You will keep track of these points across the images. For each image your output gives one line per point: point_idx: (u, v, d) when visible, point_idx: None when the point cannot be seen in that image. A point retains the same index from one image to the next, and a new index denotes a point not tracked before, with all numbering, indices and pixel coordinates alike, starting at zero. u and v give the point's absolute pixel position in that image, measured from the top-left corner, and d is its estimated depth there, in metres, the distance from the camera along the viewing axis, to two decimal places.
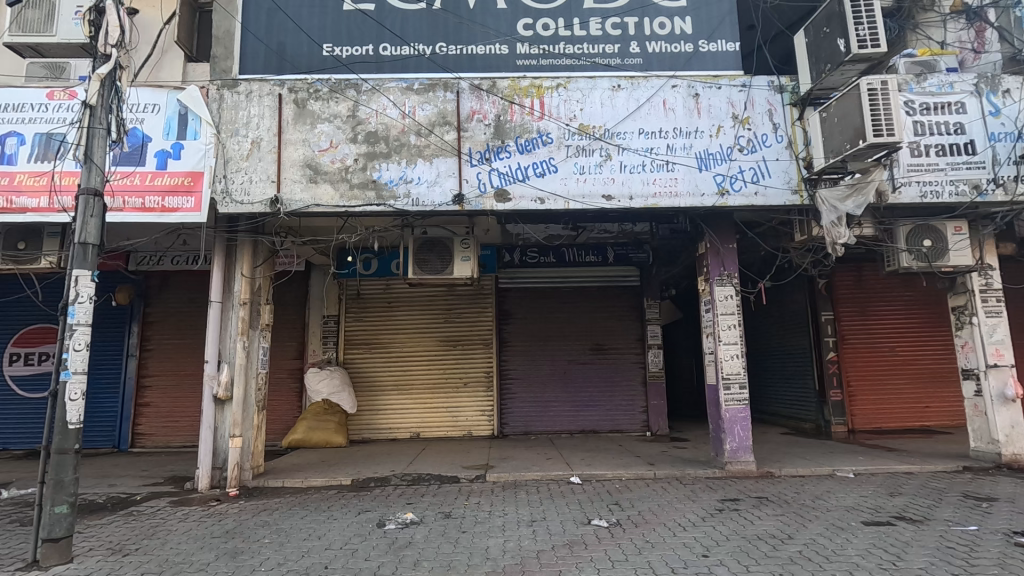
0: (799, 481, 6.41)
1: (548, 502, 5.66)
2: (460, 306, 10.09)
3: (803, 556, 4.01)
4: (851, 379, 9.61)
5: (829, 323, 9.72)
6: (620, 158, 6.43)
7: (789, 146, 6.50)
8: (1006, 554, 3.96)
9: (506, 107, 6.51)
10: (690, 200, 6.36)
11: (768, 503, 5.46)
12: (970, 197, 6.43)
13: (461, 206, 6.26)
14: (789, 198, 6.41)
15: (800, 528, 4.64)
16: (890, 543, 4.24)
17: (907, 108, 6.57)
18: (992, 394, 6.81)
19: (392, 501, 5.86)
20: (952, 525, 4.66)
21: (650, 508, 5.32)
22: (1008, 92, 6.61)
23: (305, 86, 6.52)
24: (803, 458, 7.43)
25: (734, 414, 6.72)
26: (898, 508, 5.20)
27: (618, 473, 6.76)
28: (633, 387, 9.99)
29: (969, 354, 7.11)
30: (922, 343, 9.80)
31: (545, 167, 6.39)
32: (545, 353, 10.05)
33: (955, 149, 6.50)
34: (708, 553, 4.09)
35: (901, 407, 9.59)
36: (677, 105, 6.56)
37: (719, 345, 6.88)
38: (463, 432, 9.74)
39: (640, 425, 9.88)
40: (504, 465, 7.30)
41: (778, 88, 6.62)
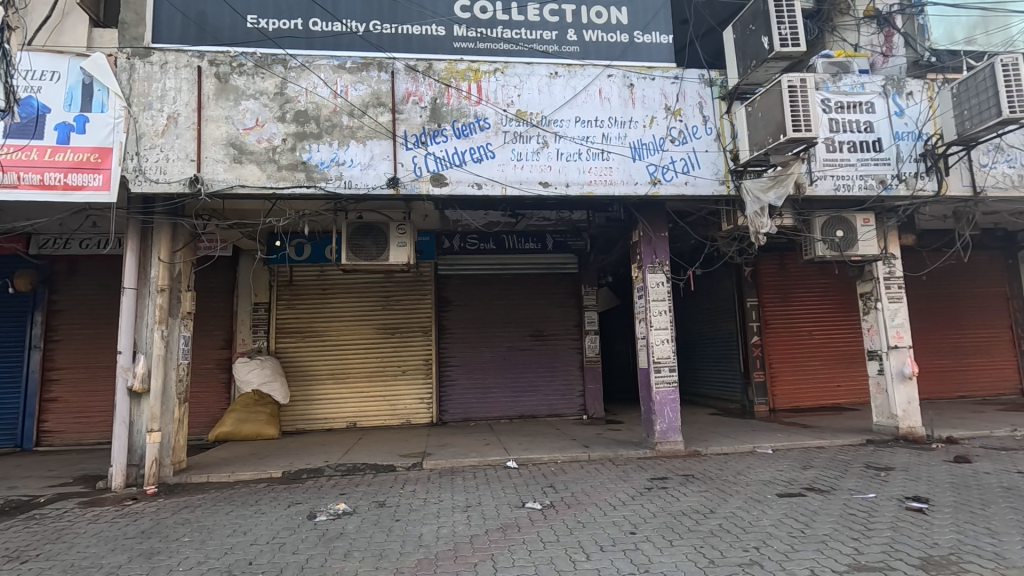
0: (723, 458, 6.76)
1: (483, 487, 5.71)
2: (398, 293, 9.91)
3: (723, 528, 4.25)
4: (773, 361, 10.20)
5: (754, 309, 10.24)
6: (557, 146, 6.47)
7: (718, 138, 6.76)
8: (899, 519, 4.35)
9: (442, 90, 6.39)
10: (624, 189, 6.50)
11: (694, 480, 5.74)
12: (876, 191, 6.93)
13: (396, 189, 6.11)
14: (716, 189, 6.68)
15: (721, 503, 4.90)
16: (801, 513, 4.57)
17: (823, 106, 6.96)
18: (892, 373, 7.41)
19: (325, 492, 5.73)
20: (854, 494, 5.07)
21: (583, 489, 5.47)
22: (911, 94, 7.13)
23: (227, 59, 6.13)
24: (727, 437, 7.85)
25: (664, 396, 7.00)
26: (809, 480, 5.62)
27: (554, 456, 6.90)
28: (571, 372, 10.21)
29: (874, 337, 7.69)
30: (835, 327, 10.55)
31: (482, 153, 6.34)
32: (485, 340, 10.06)
33: (864, 146, 6.97)
34: (636, 530, 4.26)
35: (816, 387, 10.30)
36: (613, 94, 6.66)
37: (651, 330, 7.11)
38: (401, 420, 9.62)
39: (578, 409, 10.12)
40: (441, 453, 7.29)
41: (708, 82, 6.86)
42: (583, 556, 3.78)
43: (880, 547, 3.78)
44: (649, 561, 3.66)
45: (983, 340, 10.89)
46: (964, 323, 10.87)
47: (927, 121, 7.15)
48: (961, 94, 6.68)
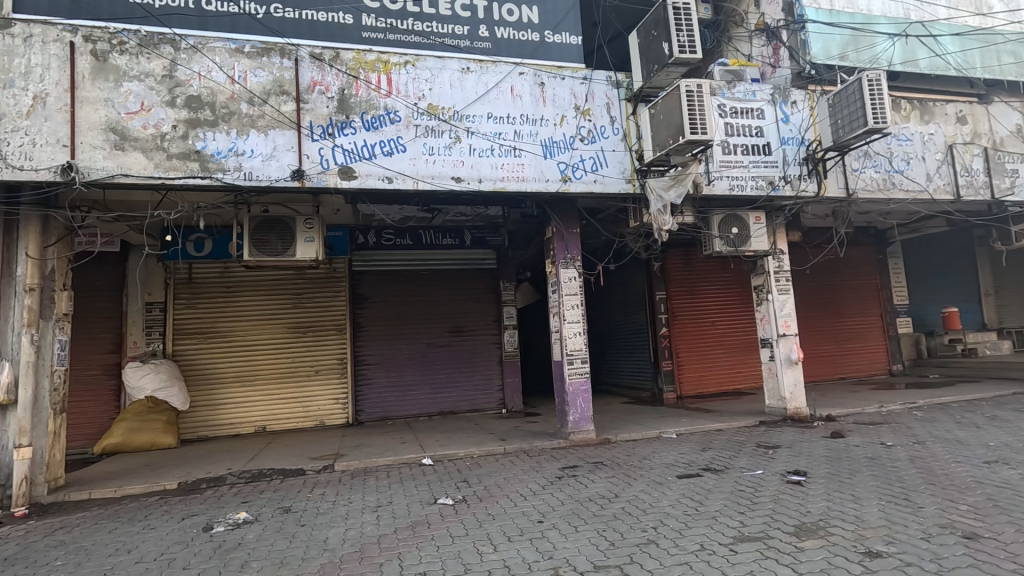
0: (632, 445, 7.07)
1: (397, 485, 5.64)
2: (310, 290, 9.52)
3: (625, 511, 4.46)
4: (680, 351, 10.79)
5: (662, 301, 10.78)
6: (469, 141, 6.47)
7: (624, 139, 7.04)
8: (780, 492, 4.76)
9: (350, 81, 6.20)
10: (536, 186, 6.61)
11: (602, 466, 5.98)
12: (766, 191, 7.51)
13: (301, 182, 5.84)
14: (623, 187, 6.96)
15: (626, 487, 5.14)
16: (697, 492, 4.89)
17: (720, 111, 7.45)
18: (781, 358, 8.07)
19: (225, 502, 5.41)
20: (744, 472, 5.49)
21: (496, 482, 5.53)
22: (795, 102, 7.78)
23: (106, 36, 5.60)
24: (636, 424, 8.23)
25: (577, 387, 7.22)
26: (706, 461, 6.02)
27: (470, 451, 6.92)
28: (490, 366, 10.29)
29: (766, 326, 8.33)
30: (734, 318, 11.34)
31: (392, 146, 6.21)
32: (403, 337, 9.91)
33: (756, 149, 7.53)
34: (543, 518, 4.38)
35: (719, 374, 11.01)
36: (525, 92, 6.76)
37: (564, 324, 7.30)
38: (315, 422, 9.26)
39: (497, 403, 10.23)
40: (354, 453, 7.11)
41: (616, 84, 7.12)
42: (490, 547, 3.84)
43: (762, 519, 4.13)
44: (554, 548, 3.77)
45: (859, 326, 12.13)
46: (844, 311, 12.05)
47: (808, 128, 7.82)
48: (835, 105, 7.38)
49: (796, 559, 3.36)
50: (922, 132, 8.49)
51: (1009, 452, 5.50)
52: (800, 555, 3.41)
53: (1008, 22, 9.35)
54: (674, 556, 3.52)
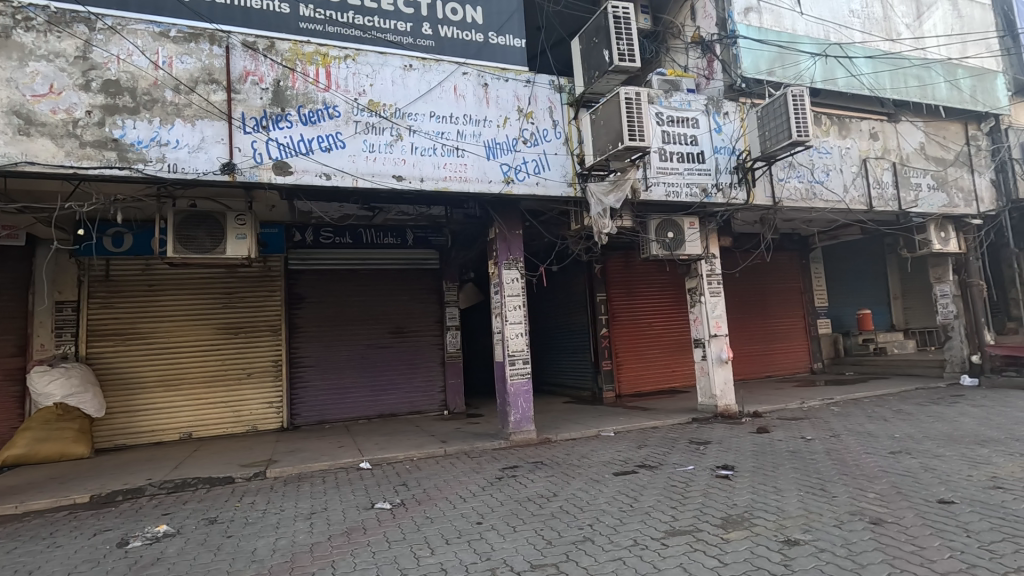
0: (571, 444, 7.19)
1: (332, 491, 5.47)
2: (242, 289, 9.10)
3: (563, 510, 4.52)
4: (619, 351, 11.07)
5: (602, 302, 11.03)
6: (411, 140, 6.38)
7: (566, 142, 7.16)
8: (709, 486, 4.97)
9: (286, 73, 5.97)
10: (478, 186, 6.61)
11: (542, 466, 6.04)
12: (700, 198, 7.83)
13: (231, 176, 5.56)
14: (564, 190, 7.08)
15: (564, 486, 5.22)
16: (632, 488, 5.03)
17: (657, 119, 7.71)
18: (712, 357, 8.43)
19: (143, 515, 5.07)
20: (677, 467, 5.70)
21: (435, 485, 5.48)
22: (727, 114, 8.16)
23: (9, 10, 5.13)
24: (576, 423, 8.37)
25: (518, 387, 7.27)
26: (642, 458, 6.20)
27: (410, 454, 6.82)
28: (432, 368, 10.20)
29: (699, 327, 8.68)
30: (670, 319, 11.77)
31: (331, 142, 6.02)
32: (341, 338, 9.63)
33: (690, 157, 7.84)
34: (482, 519, 4.37)
35: (656, 373, 11.38)
36: (468, 92, 6.74)
37: (506, 325, 7.32)
38: (246, 427, 8.85)
39: (439, 405, 10.14)
40: (288, 459, 6.84)
41: (558, 88, 7.23)
42: (428, 550, 3.80)
43: (692, 513, 4.30)
44: (491, 549, 3.78)
45: (784, 327, 12.87)
46: (771, 313, 12.75)
47: (739, 138, 8.22)
48: (763, 117, 7.82)
49: (721, 550, 3.52)
50: (840, 146, 9.12)
51: (911, 443, 5.99)
52: (726, 546, 3.57)
53: (914, 48, 10.21)
54: (609, 553, 3.60)
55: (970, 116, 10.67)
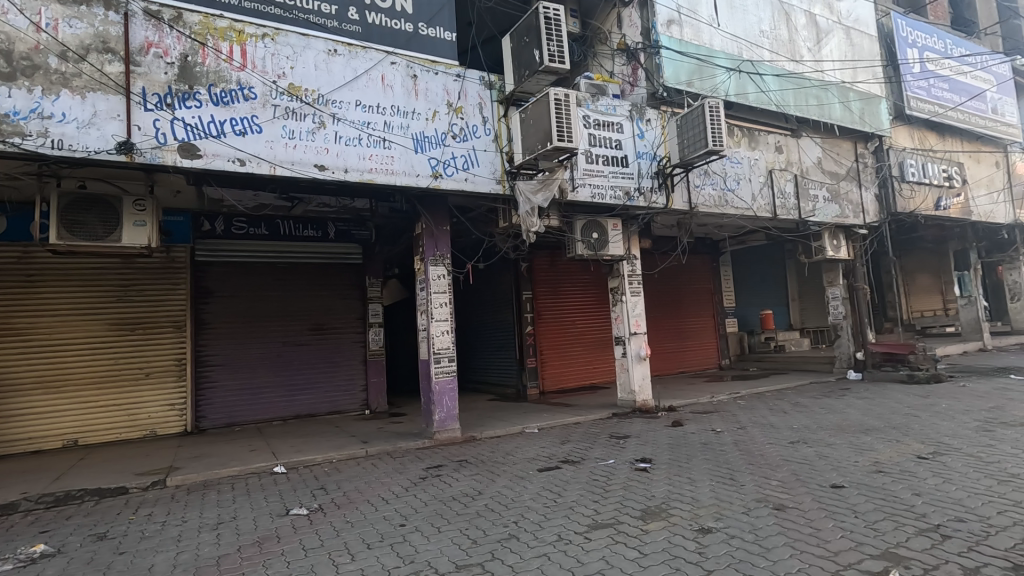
0: (496, 441, 7.19)
1: (243, 498, 5.12)
2: (141, 281, 8.32)
3: (488, 508, 4.51)
4: (544, 348, 11.23)
5: (528, 300, 11.13)
6: (335, 128, 6.09)
7: (495, 140, 7.16)
8: (629, 479, 5.14)
9: (195, 47, 5.51)
10: (405, 180, 6.43)
11: (467, 464, 5.99)
12: (623, 200, 8.10)
13: (129, 157, 5.04)
14: (493, 187, 7.06)
15: (489, 484, 5.21)
16: (556, 484, 5.11)
17: (584, 122, 7.87)
18: (632, 354, 8.75)
19: (16, 534, 4.49)
20: (599, 462, 5.86)
21: (356, 487, 5.28)
22: (649, 120, 8.53)
23: None
24: (501, 421, 8.39)
25: (444, 385, 7.18)
26: (565, 453, 6.32)
27: (328, 456, 6.54)
28: (354, 366, 9.85)
29: (620, 325, 8.96)
30: (592, 318, 12.11)
31: (245, 126, 5.62)
32: (255, 335, 9.07)
33: (615, 161, 8.08)
34: (406, 521, 4.26)
35: (578, 371, 11.65)
36: (396, 82, 6.55)
37: (432, 322, 7.19)
38: (144, 432, 8.11)
39: (360, 405, 9.83)
40: (192, 465, 6.34)
41: (489, 85, 7.20)
42: (347, 556, 3.64)
43: (613, 506, 4.42)
44: (415, 552, 3.69)
45: (697, 326, 13.63)
46: (685, 312, 13.45)
47: (660, 145, 8.59)
48: (683, 126, 8.23)
49: (641, 541, 3.65)
50: (750, 157, 9.78)
51: (807, 433, 6.52)
52: (645, 537, 3.70)
53: (814, 70, 11.13)
54: (534, 549, 3.62)
55: (858, 135, 11.80)
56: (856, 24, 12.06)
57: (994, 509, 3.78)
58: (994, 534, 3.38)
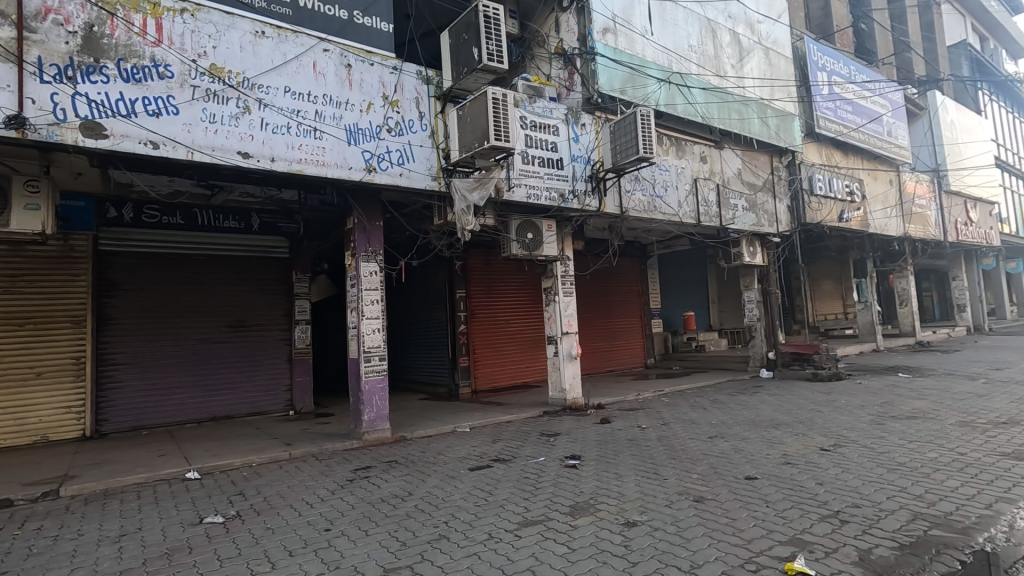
0: (427, 441, 7.10)
1: (150, 507, 4.75)
2: (32, 271, 7.50)
3: (417, 509, 4.44)
4: (476, 347, 11.21)
5: (461, 299, 11.07)
6: (261, 114, 5.78)
7: (432, 136, 7.06)
8: (559, 476, 5.24)
9: (103, 18, 5.05)
10: (337, 172, 6.21)
11: (396, 465, 5.87)
12: (558, 202, 8.23)
13: (20, 133, 4.54)
14: (428, 184, 6.96)
15: (419, 484, 5.13)
16: (487, 483, 5.11)
17: (521, 123, 7.93)
18: (563, 354, 8.90)
19: None
20: (529, 460, 5.92)
21: (278, 492, 5.04)
22: (584, 125, 8.71)
23: None
24: (432, 420, 8.29)
25: (374, 384, 6.99)
26: (496, 452, 6.34)
27: (247, 459, 6.19)
28: (277, 365, 9.41)
29: (552, 324, 9.09)
30: (526, 317, 12.23)
31: (160, 106, 5.22)
32: (166, 331, 8.44)
33: (550, 163, 8.20)
34: (331, 526, 4.11)
35: (510, 369, 11.72)
36: (329, 71, 6.32)
37: (362, 320, 6.98)
38: (33, 437, 7.33)
39: (283, 405, 9.40)
40: (91, 473, 5.80)
41: (426, 80, 7.09)
42: (267, 565, 3.47)
43: (543, 503, 4.49)
44: (340, 556, 3.56)
45: (625, 326, 14.10)
46: (615, 313, 13.88)
47: (594, 150, 8.80)
48: (616, 132, 8.48)
49: (569, 536, 3.72)
50: (677, 165, 10.23)
51: (724, 428, 6.90)
52: (573, 533, 3.78)
53: (736, 86, 11.81)
54: (464, 549, 3.60)
55: (774, 150, 12.64)
56: (774, 45, 12.93)
57: (885, 495, 4.16)
58: (884, 518, 3.72)
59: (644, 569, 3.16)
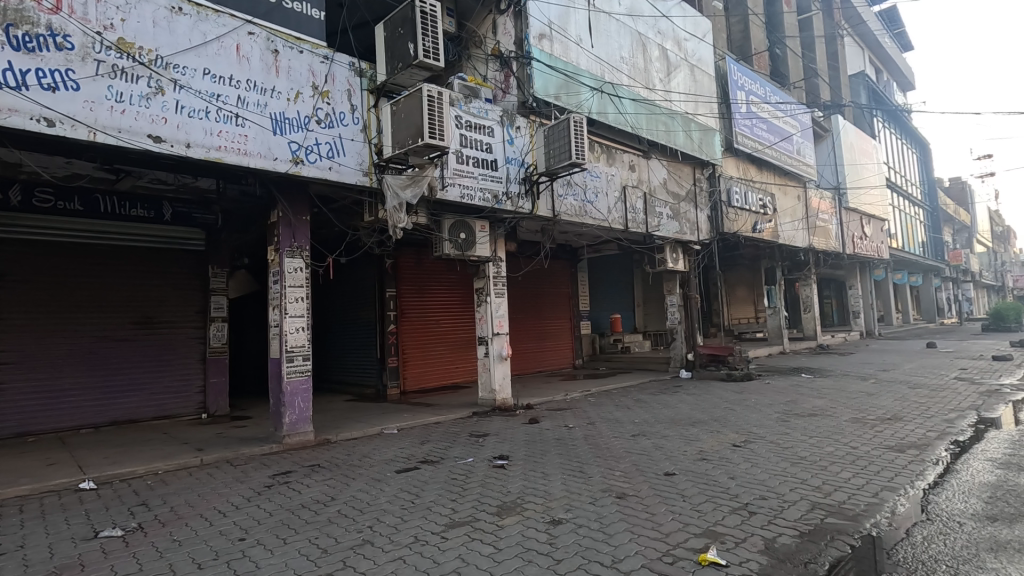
0: (352, 444, 6.89)
1: (35, 522, 4.29)
2: None
3: (340, 514, 4.29)
4: (406, 347, 11.02)
5: (391, 298, 10.84)
6: (176, 96, 5.39)
7: (364, 130, 6.88)
8: (487, 476, 5.25)
9: None
10: (260, 162, 5.90)
11: (319, 469, 5.65)
12: (491, 203, 8.25)
13: None
14: (359, 179, 6.77)
15: (343, 488, 4.97)
16: (414, 485, 5.03)
17: (456, 122, 7.88)
18: (494, 355, 8.93)
19: None
20: (458, 461, 5.89)
21: (187, 501, 4.71)
22: (519, 128, 8.80)
23: None
24: (358, 422, 8.06)
25: (296, 386, 6.69)
26: (424, 453, 6.26)
27: (153, 467, 5.74)
28: (189, 366, 8.81)
29: (483, 325, 9.09)
30: (457, 317, 12.16)
31: (57, 80, 4.73)
32: (60, 328, 7.66)
33: (485, 164, 8.20)
34: (246, 535, 3.89)
35: (440, 370, 11.61)
36: (253, 55, 5.99)
37: (285, 319, 6.67)
38: None
39: (195, 408, 8.82)
40: None
41: (359, 72, 6.92)
42: None
43: (471, 504, 4.48)
44: (255, 567, 3.38)
45: (555, 327, 14.36)
46: (545, 314, 14.10)
47: (528, 153, 8.90)
48: (550, 137, 8.63)
49: (496, 536, 3.74)
50: (607, 172, 10.55)
51: (647, 426, 7.19)
52: (500, 533, 3.80)
53: (663, 99, 12.35)
54: (388, 553, 3.52)
55: (697, 162, 13.33)
56: (699, 63, 13.64)
57: (789, 487, 4.49)
58: (787, 508, 4.02)
59: (568, 566, 3.23)
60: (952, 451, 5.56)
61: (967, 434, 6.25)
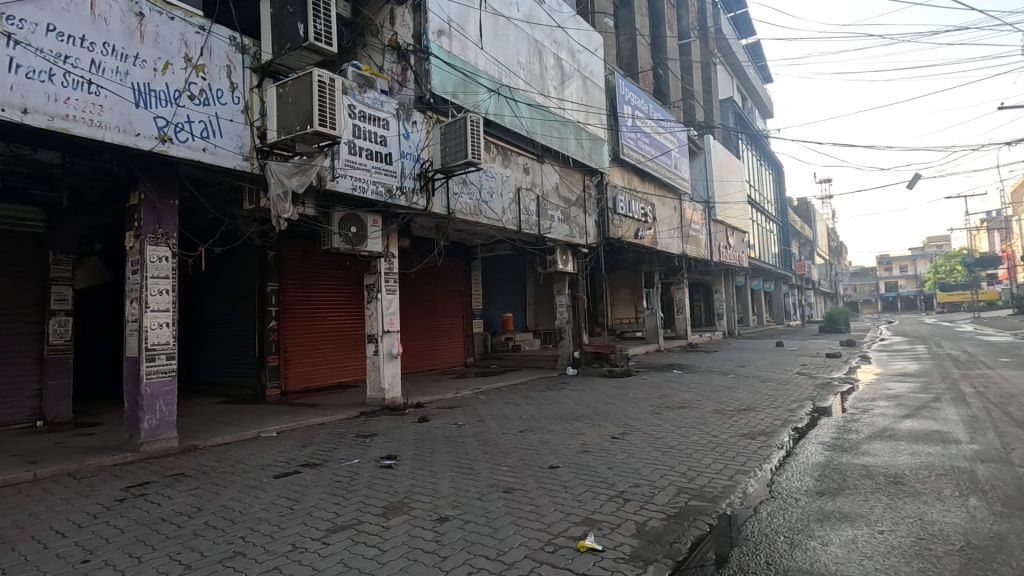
0: (224, 449, 6.37)
1: None
2: None
3: (208, 526, 3.96)
4: (289, 345, 10.38)
5: (273, 293, 10.17)
6: (9, 53, 4.61)
7: (245, 111, 6.40)
8: (373, 477, 5.12)
9: None
10: (118, 137, 5.25)
11: (184, 479, 5.15)
12: (384, 197, 8.04)
13: None
14: (238, 163, 6.27)
15: (212, 498, 4.58)
16: (294, 490, 4.77)
17: (349, 111, 7.57)
18: (384, 353, 8.71)
19: None
20: (342, 463, 5.68)
21: (15, 522, 4.06)
22: (415, 123, 8.68)
23: None
24: (232, 425, 7.47)
25: (158, 388, 6.04)
26: (306, 456, 5.96)
27: None
28: (21, 366, 7.60)
29: (373, 323, 8.82)
30: (345, 314, 11.69)
31: None
32: None
33: (378, 156, 7.97)
34: (91, 557, 3.45)
35: (326, 368, 11.09)
36: (112, 15, 5.31)
37: (146, 313, 6.00)
38: None
39: (28, 415, 7.62)
40: None
41: (240, 48, 6.43)
42: None
43: (355, 506, 4.34)
44: None
45: (448, 325, 14.32)
46: (438, 311, 14.01)
47: (424, 149, 8.79)
48: (446, 135, 8.60)
49: (381, 538, 3.66)
50: (502, 173, 10.73)
51: (534, 422, 7.43)
52: (385, 534, 3.73)
53: (557, 106, 12.80)
54: (263, 564, 3.31)
55: (587, 169, 14.00)
56: (590, 75, 14.32)
57: (659, 474, 4.89)
58: (657, 494, 4.37)
59: (454, 562, 3.26)
60: (792, 436, 6.38)
61: (805, 422, 7.20)
